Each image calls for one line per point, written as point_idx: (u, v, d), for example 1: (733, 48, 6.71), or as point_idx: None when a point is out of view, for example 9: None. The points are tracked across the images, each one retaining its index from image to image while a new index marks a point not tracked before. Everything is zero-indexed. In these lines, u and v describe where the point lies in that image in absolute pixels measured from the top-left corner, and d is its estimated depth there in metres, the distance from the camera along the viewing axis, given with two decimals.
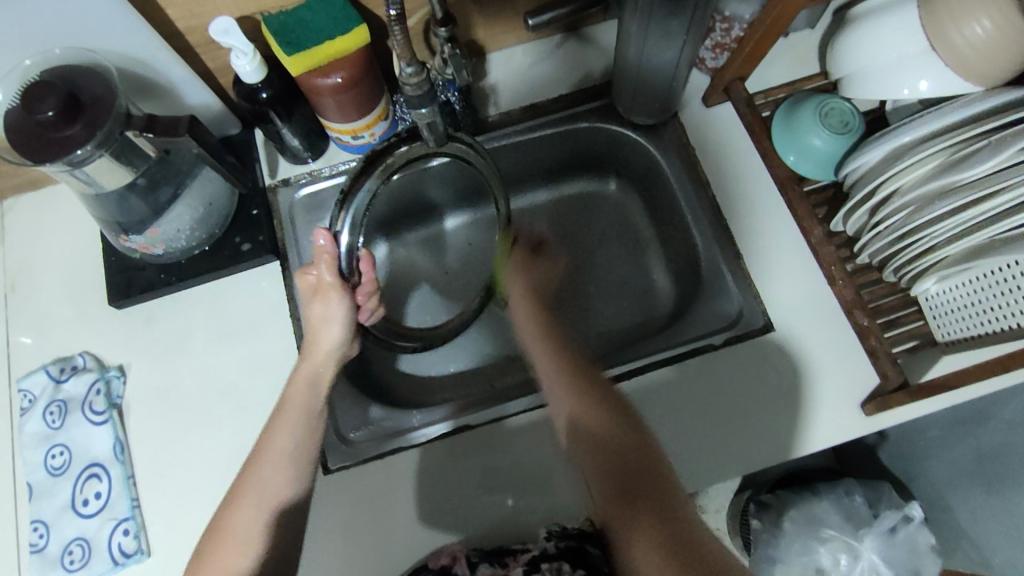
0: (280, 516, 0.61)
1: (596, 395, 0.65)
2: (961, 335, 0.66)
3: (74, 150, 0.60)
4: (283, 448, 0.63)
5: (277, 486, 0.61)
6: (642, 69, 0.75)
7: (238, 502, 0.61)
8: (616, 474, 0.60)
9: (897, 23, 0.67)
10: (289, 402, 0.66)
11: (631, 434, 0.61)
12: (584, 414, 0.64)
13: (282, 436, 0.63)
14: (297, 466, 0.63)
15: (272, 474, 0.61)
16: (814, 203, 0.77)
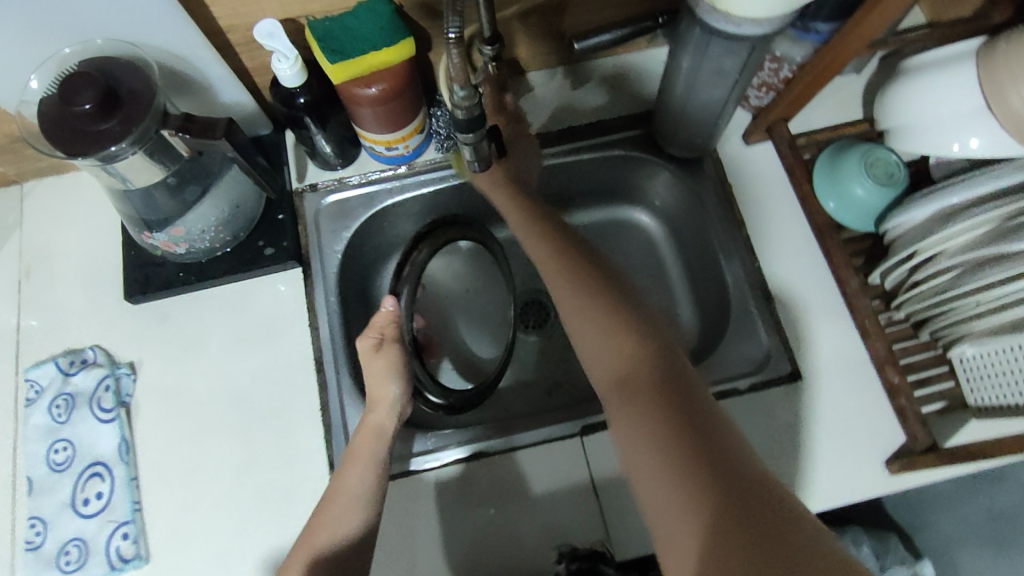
0: (341, 560, 0.60)
1: (612, 315, 0.61)
2: (994, 403, 0.64)
3: (108, 147, 0.59)
4: (354, 490, 0.62)
5: (343, 530, 0.61)
6: (687, 102, 0.73)
7: (310, 537, 0.61)
8: (649, 416, 0.54)
9: (952, 79, 0.66)
10: (357, 450, 0.64)
11: (662, 377, 0.56)
12: (614, 368, 0.59)
13: (351, 480, 0.62)
14: (365, 514, 0.62)
15: (337, 522, 0.61)
16: (851, 252, 0.76)
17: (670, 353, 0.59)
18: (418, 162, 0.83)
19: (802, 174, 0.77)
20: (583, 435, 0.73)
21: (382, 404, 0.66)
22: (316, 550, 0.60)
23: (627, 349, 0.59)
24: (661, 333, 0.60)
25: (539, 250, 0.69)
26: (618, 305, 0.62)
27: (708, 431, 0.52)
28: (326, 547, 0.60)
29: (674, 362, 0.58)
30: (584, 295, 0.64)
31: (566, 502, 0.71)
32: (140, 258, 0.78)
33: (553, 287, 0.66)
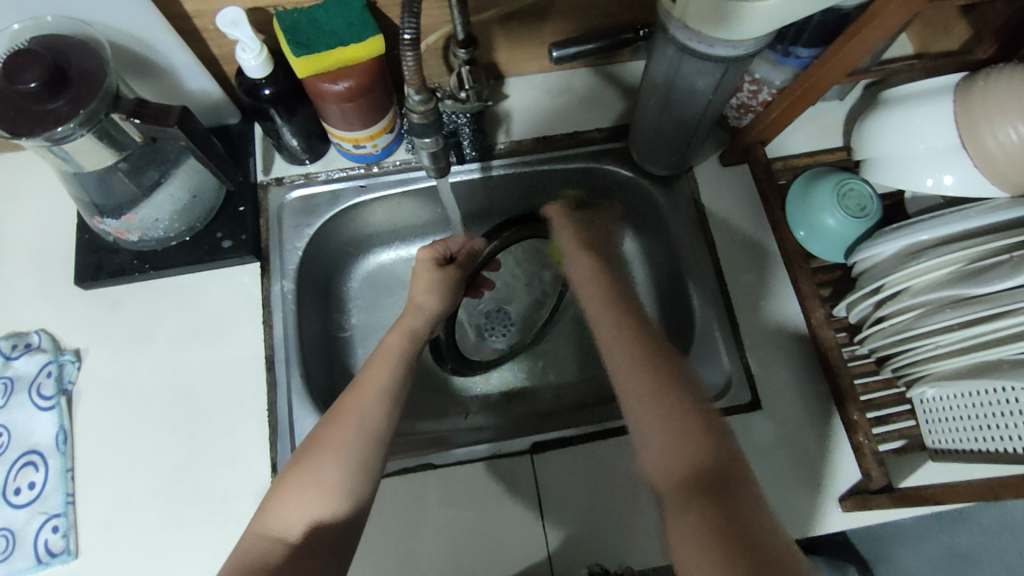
0: (364, 451, 0.57)
1: (688, 424, 0.53)
2: (951, 448, 0.63)
3: (53, 126, 0.56)
4: (381, 384, 0.61)
5: (371, 421, 0.58)
6: (663, 119, 0.72)
7: (340, 419, 0.58)
8: (709, 526, 0.47)
9: (930, 113, 0.65)
10: (386, 348, 0.64)
11: (729, 499, 0.49)
12: (677, 463, 0.52)
13: (379, 375, 0.61)
14: (389, 405, 0.60)
15: (365, 417, 0.58)
16: (819, 282, 0.75)
17: (744, 469, 0.52)
18: (388, 162, 0.81)
19: (776, 199, 0.75)
20: (533, 452, 0.72)
21: (424, 310, 0.70)
22: (347, 440, 0.57)
23: (700, 446, 0.52)
24: (736, 457, 0.53)
25: (613, 336, 0.61)
26: (704, 419, 0.54)
27: (770, 560, 0.45)
28: (357, 436, 0.57)
29: (747, 480, 0.51)
30: (664, 402, 0.55)
31: (515, 518, 0.70)
32: (93, 242, 0.75)
33: (625, 386, 0.57)
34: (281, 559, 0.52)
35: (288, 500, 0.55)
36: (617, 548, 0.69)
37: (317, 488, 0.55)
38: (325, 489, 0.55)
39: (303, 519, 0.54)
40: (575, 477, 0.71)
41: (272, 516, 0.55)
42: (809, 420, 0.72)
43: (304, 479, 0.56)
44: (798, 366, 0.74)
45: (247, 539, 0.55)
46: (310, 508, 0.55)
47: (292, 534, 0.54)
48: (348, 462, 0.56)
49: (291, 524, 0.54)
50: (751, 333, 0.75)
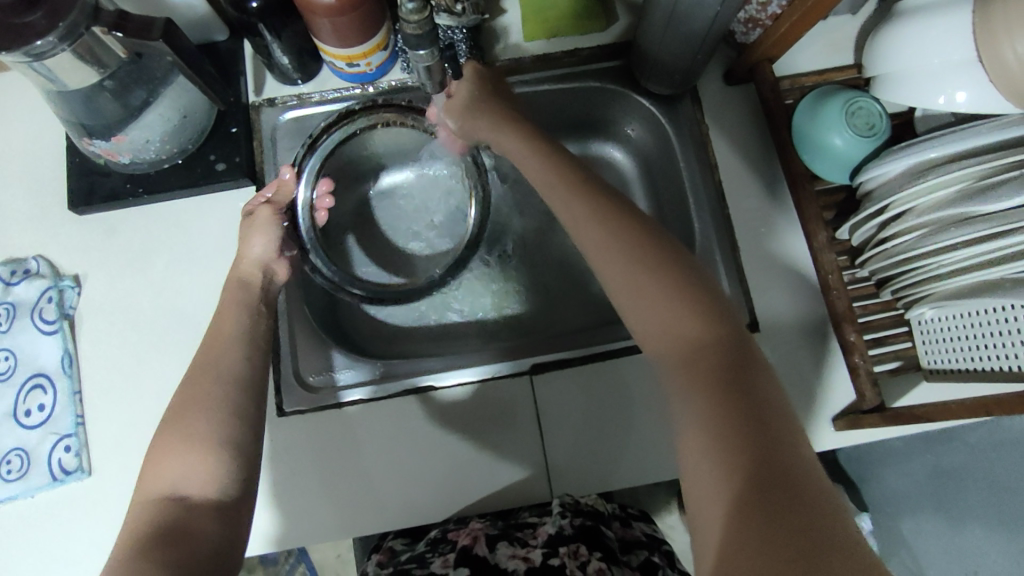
0: (226, 395, 0.54)
1: (680, 291, 0.52)
2: (945, 366, 0.64)
3: (34, 41, 0.54)
4: (229, 332, 0.58)
5: (229, 366, 0.55)
6: (667, 33, 0.69)
7: (197, 375, 0.55)
8: (700, 397, 0.48)
9: (946, 25, 0.62)
10: (224, 306, 0.61)
11: (755, 437, 0.44)
12: (671, 333, 0.51)
13: (228, 322, 0.59)
14: (248, 348, 0.57)
15: (212, 369, 0.55)
16: (823, 204, 0.74)
17: (740, 341, 0.51)
18: (383, 82, 0.79)
19: (783, 119, 0.73)
20: (532, 373, 0.73)
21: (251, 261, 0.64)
22: (206, 393, 0.54)
23: (692, 317, 0.51)
24: (771, 395, 0.47)
25: (621, 279, 0.54)
26: (728, 362, 0.49)
27: (762, 423, 0.45)
28: (217, 387, 0.54)
29: (783, 422, 0.46)
30: (689, 348, 0.50)
31: (511, 437, 0.72)
32: (84, 166, 0.74)
33: (640, 321, 0.53)
34: (181, 516, 0.49)
35: (159, 463, 0.51)
36: (608, 464, 0.72)
37: (186, 446, 0.51)
38: (196, 443, 0.51)
39: (189, 475, 0.50)
40: (571, 397, 0.73)
41: (154, 477, 0.51)
42: (806, 342, 0.73)
43: (178, 436, 0.52)
44: (798, 289, 0.74)
45: (136, 511, 0.51)
46: (183, 469, 0.51)
47: (185, 490, 0.50)
48: (203, 431, 0.52)
49: (177, 480, 0.50)
50: (752, 257, 0.75)
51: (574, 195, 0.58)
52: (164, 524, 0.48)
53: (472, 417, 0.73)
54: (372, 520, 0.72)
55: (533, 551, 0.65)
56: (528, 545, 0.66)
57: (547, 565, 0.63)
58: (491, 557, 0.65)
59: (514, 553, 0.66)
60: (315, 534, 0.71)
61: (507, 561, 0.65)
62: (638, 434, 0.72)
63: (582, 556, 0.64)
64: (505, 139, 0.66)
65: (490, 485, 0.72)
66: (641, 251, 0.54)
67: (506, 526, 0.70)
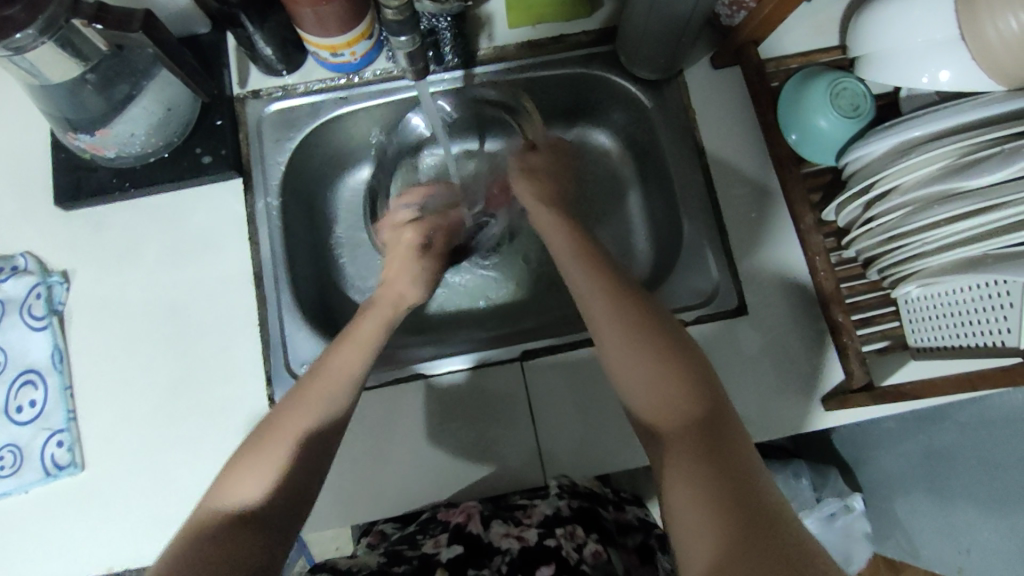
0: (328, 445, 0.57)
1: (674, 370, 0.52)
2: (934, 344, 0.65)
3: (13, 33, 0.54)
4: (349, 369, 0.60)
5: (335, 403, 0.58)
6: (650, 18, 0.69)
7: (303, 399, 0.57)
8: (687, 475, 0.46)
9: (927, 4, 0.63)
10: (360, 330, 0.63)
11: (743, 512, 0.43)
12: (664, 412, 0.51)
13: (360, 353, 0.61)
14: (357, 388, 0.59)
15: (329, 404, 0.57)
16: (809, 186, 0.74)
17: (731, 423, 0.50)
18: (368, 72, 0.79)
19: (768, 102, 0.74)
20: (523, 360, 0.74)
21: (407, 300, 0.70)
22: (306, 422, 0.56)
23: (685, 396, 0.51)
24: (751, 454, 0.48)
25: (615, 338, 0.55)
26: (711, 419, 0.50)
27: (750, 505, 0.43)
28: (319, 419, 0.56)
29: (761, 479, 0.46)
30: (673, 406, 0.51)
31: (503, 424, 0.73)
32: (70, 161, 0.74)
33: (637, 401, 0.54)
34: (250, 535, 0.50)
35: (246, 479, 0.53)
36: (602, 447, 0.72)
37: (281, 478, 0.53)
38: (287, 476, 0.54)
39: (266, 500, 0.52)
40: (562, 384, 0.73)
41: (228, 485, 0.53)
42: (794, 324, 0.73)
43: (262, 454, 0.54)
44: (786, 271, 0.74)
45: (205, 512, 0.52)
46: (268, 488, 0.53)
47: (256, 512, 0.52)
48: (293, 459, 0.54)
49: (255, 501, 0.52)
50: (740, 240, 0.75)
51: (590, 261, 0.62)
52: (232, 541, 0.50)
53: (464, 404, 0.73)
54: (368, 508, 0.72)
55: (527, 530, 0.66)
56: (522, 524, 0.67)
57: (542, 545, 0.64)
58: (485, 534, 0.66)
59: (508, 531, 0.66)
60: (311, 523, 0.72)
61: (501, 540, 0.65)
62: (630, 418, 0.73)
63: (577, 536, 0.66)
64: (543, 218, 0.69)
65: (483, 471, 0.72)
66: (640, 329, 0.55)
67: (497, 506, 0.70)
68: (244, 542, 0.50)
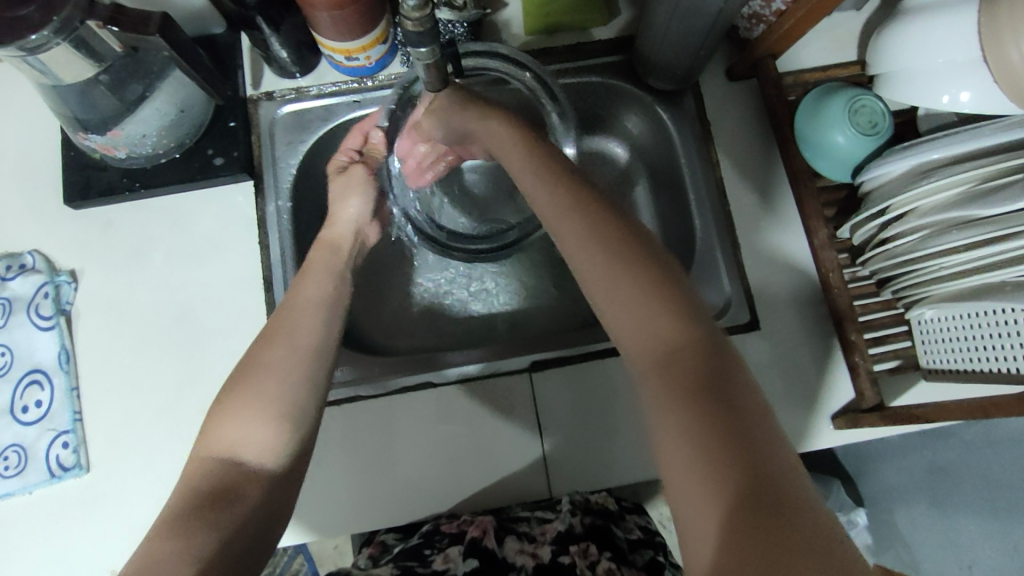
0: (300, 366, 0.56)
1: (655, 290, 0.48)
2: (945, 366, 0.65)
3: (28, 35, 0.53)
4: (312, 296, 0.61)
5: (306, 334, 0.58)
6: (670, 29, 0.68)
7: (275, 338, 0.57)
8: (679, 406, 0.44)
9: (951, 22, 0.62)
10: (315, 260, 0.65)
11: (738, 449, 0.41)
12: (647, 338, 0.48)
13: (313, 287, 0.61)
14: (325, 316, 0.60)
15: (295, 333, 0.57)
16: (825, 203, 0.74)
17: (717, 345, 0.46)
18: (382, 76, 0.78)
19: (784, 117, 0.73)
20: (532, 370, 0.73)
21: (342, 222, 0.72)
22: (278, 358, 0.56)
23: (664, 314, 0.48)
24: (752, 401, 0.44)
25: (584, 238, 0.51)
26: (711, 373, 0.45)
27: (746, 436, 0.41)
28: (289, 353, 0.56)
29: (762, 425, 0.42)
30: (664, 353, 0.46)
31: (513, 433, 0.73)
32: (80, 160, 0.73)
33: (617, 325, 0.50)
34: (241, 480, 0.51)
35: (227, 424, 0.53)
36: (609, 460, 0.72)
37: (263, 411, 0.53)
38: (265, 412, 0.53)
39: (254, 441, 0.52)
40: (570, 393, 0.73)
41: (214, 437, 0.53)
42: (806, 340, 0.73)
43: (242, 400, 0.54)
44: (798, 289, 0.74)
45: (194, 466, 0.52)
46: (248, 434, 0.52)
47: (247, 456, 0.52)
48: (268, 400, 0.54)
49: (239, 444, 0.52)
50: (753, 256, 0.75)
51: (563, 201, 0.53)
52: (222, 486, 0.50)
53: (470, 413, 0.73)
54: (374, 515, 0.72)
55: (541, 547, 0.68)
56: (536, 541, 0.69)
57: (555, 562, 0.66)
58: (501, 550, 0.66)
59: (521, 548, 0.68)
60: (314, 529, 0.71)
61: (516, 556, 0.67)
62: (638, 431, 0.72)
63: (591, 554, 0.67)
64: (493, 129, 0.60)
65: (486, 477, 0.72)
66: (614, 242, 0.50)
67: (502, 520, 0.71)
68: (242, 499, 0.50)
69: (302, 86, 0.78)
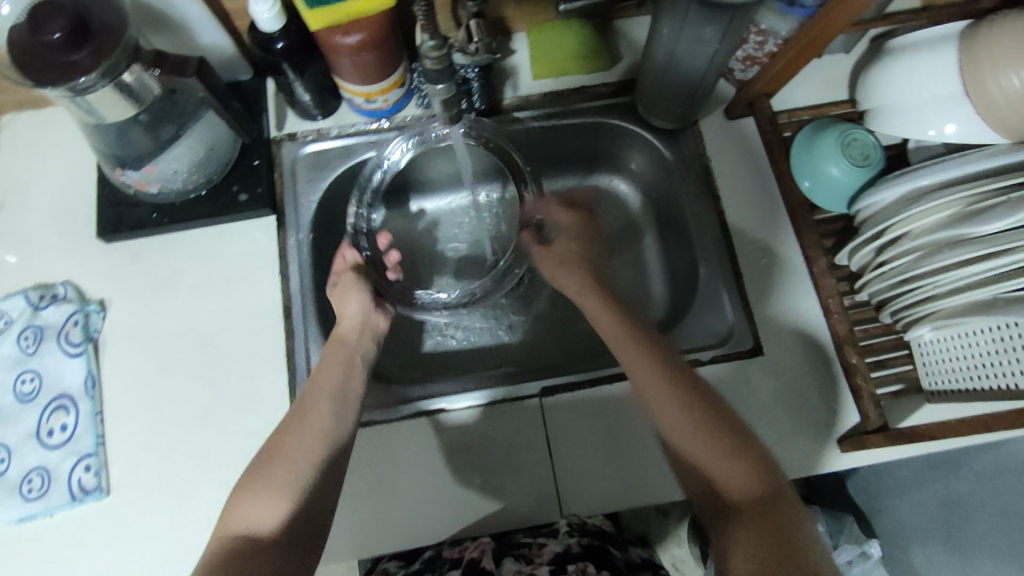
0: (316, 451, 0.62)
1: (693, 398, 0.61)
2: (946, 387, 0.67)
3: (77, 77, 0.58)
4: (326, 391, 0.65)
5: (318, 419, 0.63)
6: (670, 71, 0.73)
7: (289, 429, 0.63)
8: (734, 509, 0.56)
9: (933, 61, 0.66)
10: (329, 356, 0.69)
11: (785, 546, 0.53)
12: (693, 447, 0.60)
13: (326, 379, 0.66)
14: (332, 405, 0.65)
15: (306, 421, 0.63)
16: (822, 232, 0.77)
17: (760, 454, 0.58)
18: (398, 118, 0.83)
19: (780, 151, 0.77)
20: (542, 396, 0.75)
21: (350, 319, 0.72)
22: (293, 446, 0.62)
23: (706, 420, 0.60)
24: (788, 504, 0.56)
25: (634, 356, 0.64)
26: (754, 479, 0.57)
27: (788, 535, 0.53)
28: (305, 441, 0.62)
29: (809, 543, 0.53)
30: (705, 456, 0.59)
31: (522, 460, 0.73)
32: (114, 196, 0.78)
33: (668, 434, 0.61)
34: (248, 548, 0.57)
35: (245, 502, 0.59)
36: (615, 487, 0.73)
37: (273, 491, 0.59)
38: (277, 489, 0.60)
39: (261, 516, 0.58)
40: (578, 422, 0.74)
41: (230, 514, 0.59)
42: (808, 365, 0.74)
43: (258, 481, 0.60)
44: (800, 315, 0.76)
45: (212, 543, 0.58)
46: (260, 510, 0.59)
47: (256, 528, 0.58)
48: (285, 480, 0.60)
49: (250, 520, 0.58)
50: (755, 283, 0.77)
51: (616, 318, 0.69)
52: (233, 554, 0.56)
53: (480, 441, 0.74)
54: (381, 540, 0.72)
55: (539, 569, 0.66)
56: (534, 563, 0.67)
57: None
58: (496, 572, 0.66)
59: (519, 568, 0.67)
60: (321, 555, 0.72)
61: None
62: (645, 458, 0.73)
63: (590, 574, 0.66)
64: (569, 280, 0.75)
65: (493, 502, 0.73)
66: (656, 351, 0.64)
67: (505, 545, 0.71)
68: (252, 559, 0.56)
69: (322, 129, 0.82)
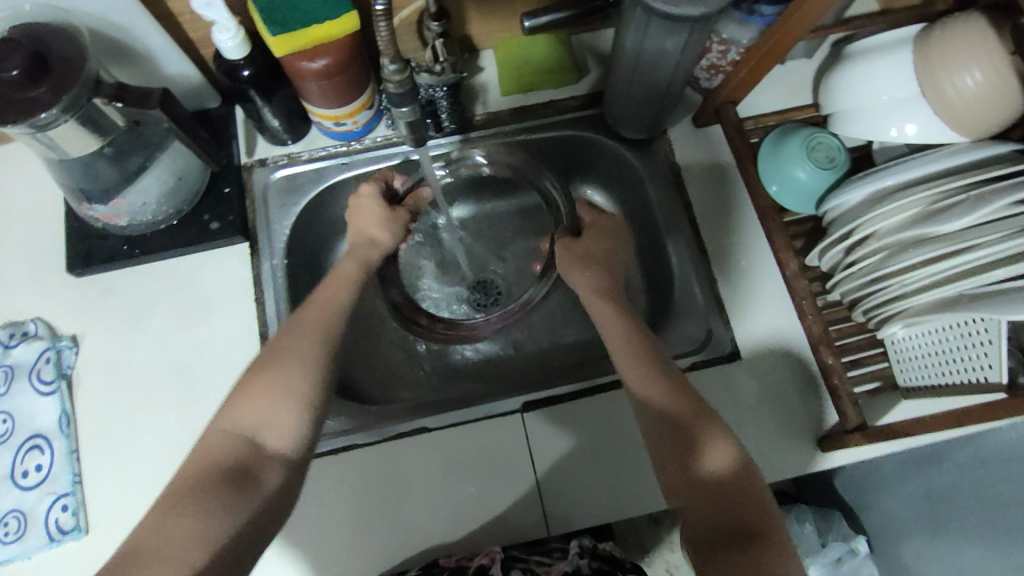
0: (320, 360, 0.62)
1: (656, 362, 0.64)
2: (920, 383, 0.67)
3: (38, 113, 0.58)
4: (333, 302, 0.66)
5: (329, 332, 0.64)
6: (635, 82, 0.74)
7: (291, 335, 0.63)
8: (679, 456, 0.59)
9: (890, 64, 0.68)
10: (340, 272, 0.70)
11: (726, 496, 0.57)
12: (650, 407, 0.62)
13: (330, 297, 0.67)
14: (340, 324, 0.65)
15: (316, 330, 0.64)
16: (793, 234, 0.78)
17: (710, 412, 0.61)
18: (368, 138, 0.83)
19: (748, 157, 0.78)
20: (524, 411, 0.75)
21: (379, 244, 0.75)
22: (298, 350, 0.62)
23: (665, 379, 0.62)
24: (735, 459, 0.59)
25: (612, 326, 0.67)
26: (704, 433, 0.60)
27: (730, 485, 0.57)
28: (307, 350, 0.62)
29: (749, 496, 0.57)
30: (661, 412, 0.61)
31: (506, 474, 0.73)
32: (83, 230, 0.77)
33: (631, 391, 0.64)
34: (247, 458, 0.58)
35: (245, 403, 0.60)
36: (601, 499, 0.72)
37: (279, 395, 0.59)
38: (287, 398, 0.60)
39: (262, 421, 0.59)
40: (561, 434, 0.74)
41: (233, 414, 0.59)
42: (785, 368, 0.75)
43: (260, 382, 0.60)
44: (776, 318, 0.76)
45: (208, 439, 0.59)
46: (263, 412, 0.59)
47: (264, 436, 0.59)
48: (289, 389, 0.60)
49: (258, 423, 0.59)
50: (729, 289, 0.78)
51: (599, 290, 0.71)
52: (242, 463, 0.58)
53: (464, 458, 0.74)
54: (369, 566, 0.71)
55: None
56: None
57: None
58: None
59: None
60: None
61: None
62: (628, 467, 0.73)
63: None
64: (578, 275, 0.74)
65: (480, 519, 0.72)
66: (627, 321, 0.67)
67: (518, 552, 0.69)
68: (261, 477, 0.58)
69: (290, 154, 0.82)
